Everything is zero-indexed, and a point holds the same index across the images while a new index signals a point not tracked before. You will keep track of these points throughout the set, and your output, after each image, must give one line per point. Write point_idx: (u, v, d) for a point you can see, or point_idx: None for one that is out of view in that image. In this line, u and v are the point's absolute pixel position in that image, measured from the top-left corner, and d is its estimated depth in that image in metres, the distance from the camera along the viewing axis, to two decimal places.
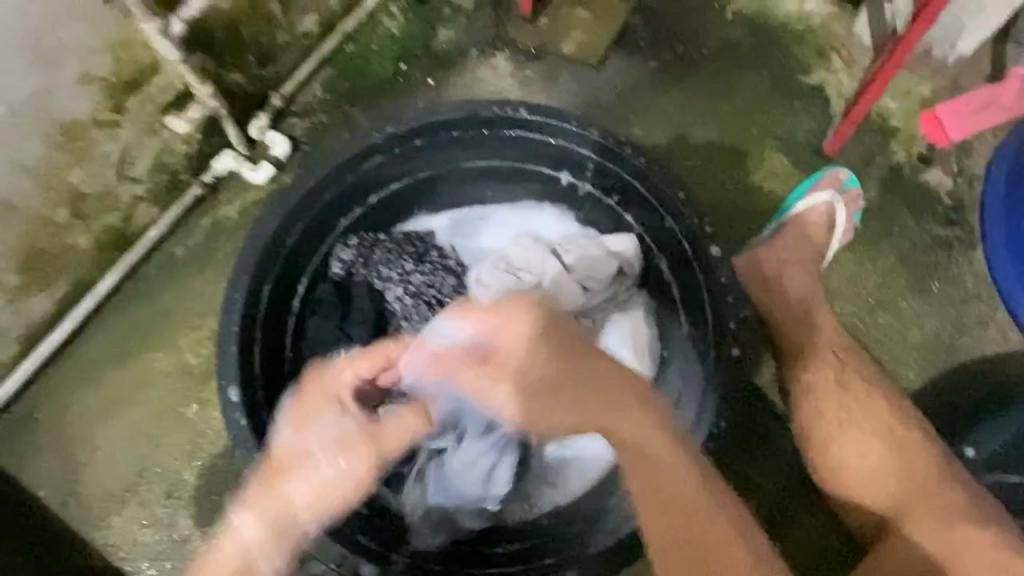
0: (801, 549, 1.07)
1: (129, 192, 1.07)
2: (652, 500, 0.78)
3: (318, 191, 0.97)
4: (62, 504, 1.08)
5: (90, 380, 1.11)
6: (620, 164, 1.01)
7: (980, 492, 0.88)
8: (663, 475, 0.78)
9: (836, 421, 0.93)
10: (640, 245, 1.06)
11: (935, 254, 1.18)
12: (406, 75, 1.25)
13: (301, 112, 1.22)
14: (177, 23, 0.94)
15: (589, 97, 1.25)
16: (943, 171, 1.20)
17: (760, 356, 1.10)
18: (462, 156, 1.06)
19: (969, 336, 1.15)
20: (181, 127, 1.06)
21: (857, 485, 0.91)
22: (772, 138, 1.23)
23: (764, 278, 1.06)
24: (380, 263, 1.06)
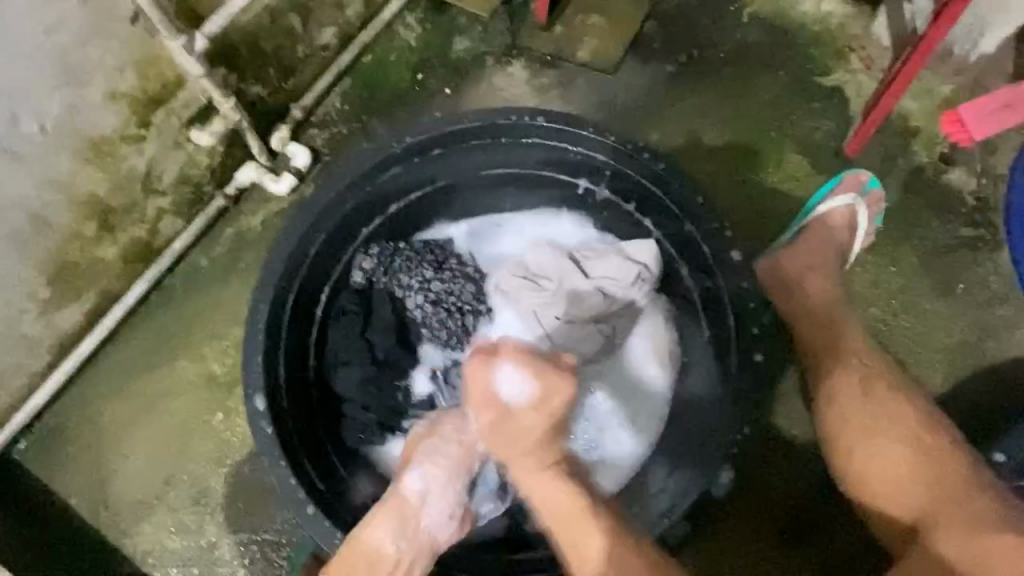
0: (828, 557, 1.05)
1: (155, 205, 1.10)
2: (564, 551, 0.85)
3: (339, 202, 0.98)
4: (93, 511, 1.11)
5: (119, 389, 1.14)
6: (635, 169, 1.00)
7: (1013, 503, 0.84)
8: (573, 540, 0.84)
9: (860, 426, 0.92)
10: (662, 251, 1.05)
11: (960, 255, 1.15)
12: (422, 84, 1.27)
13: (321, 123, 1.25)
14: (200, 40, 0.96)
15: (605, 103, 1.25)
16: (966, 171, 1.18)
17: (780, 360, 1.09)
18: (481, 164, 1.06)
19: (997, 338, 1.12)
20: (206, 140, 1.08)
21: (881, 492, 0.89)
22: (791, 140, 1.22)
23: (786, 281, 1.05)
24: (401, 270, 1.06)
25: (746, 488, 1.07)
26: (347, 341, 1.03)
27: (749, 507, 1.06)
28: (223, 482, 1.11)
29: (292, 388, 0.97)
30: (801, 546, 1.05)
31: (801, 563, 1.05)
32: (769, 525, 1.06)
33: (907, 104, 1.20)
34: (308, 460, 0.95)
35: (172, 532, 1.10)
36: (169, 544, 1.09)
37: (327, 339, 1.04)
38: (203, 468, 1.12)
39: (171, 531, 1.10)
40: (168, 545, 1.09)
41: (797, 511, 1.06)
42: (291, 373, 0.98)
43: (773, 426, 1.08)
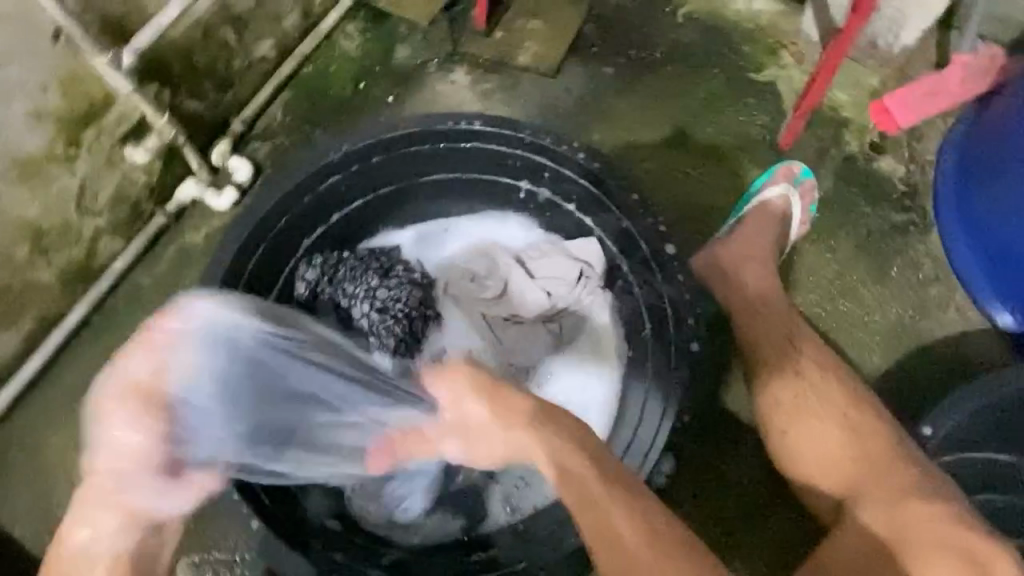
0: (780, 542, 1.06)
1: (91, 225, 1.09)
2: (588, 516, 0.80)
3: (274, 216, 0.98)
4: (38, 541, 1.08)
5: (62, 415, 1.12)
6: (570, 168, 1.02)
7: (935, 473, 0.88)
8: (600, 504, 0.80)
9: (790, 408, 0.96)
10: (604, 249, 1.06)
11: (892, 239, 1.19)
12: (365, 94, 1.26)
13: (262, 135, 1.23)
14: (127, 56, 0.95)
15: (547, 105, 1.27)
16: (895, 158, 1.22)
17: (723, 350, 1.12)
18: (421, 171, 1.07)
19: (931, 318, 1.16)
20: (139, 156, 1.08)
21: (814, 470, 0.92)
22: (728, 135, 1.25)
23: (724, 273, 1.09)
24: (345, 280, 1.04)
25: (694, 480, 1.08)
26: None
27: (698, 498, 1.08)
28: None
29: None
30: (753, 533, 1.07)
31: (751, 549, 1.06)
32: (717, 515, 1.07)
33: (836, 97, 1.24)
34: None
35: None
36: None
37: None
38: None
39: None
40: None
41: (744, 499, 1.08)
42: None
43: (716, 418, 1.10)
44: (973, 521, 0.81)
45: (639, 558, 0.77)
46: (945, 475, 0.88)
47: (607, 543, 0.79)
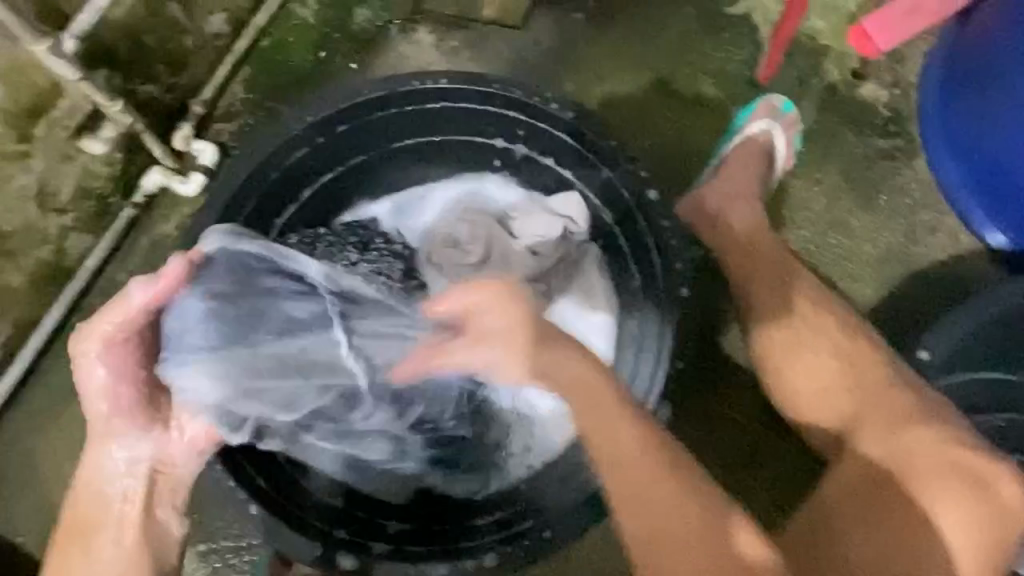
0: (782, 479, 1.07)
1: (57, 223, 1.06)
2: (647, 482, 0.78)
3: (240, 198, 0.95)
4: (43, 545, 1.08)
5: (51, 419, 1.10)
6: (549, 122, 0.98)
7: (930, 394, 0.88)
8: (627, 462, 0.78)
9: (787, 346, 0.95)
10: (586, 202, 1.03)
11: (879, 166, 1.17)
12: (327, 62, 1.20)
13: (225, 116, 1.18)
14: (67, 41, 0.91)
15: (517, 59, 1.22)
16: (877, 83, 1.18)
17: (716, 294, 1.11)
18: (393, 137, 1.03)
19: (922, 244, 1.15)
20: (98, 148, 1.03)
21: (814, 406, 0.92)
22: (705, 74, 1.21)
23: (709, 215, 1.08)
24: (323, 258, 0.99)
25: (696, 422, 1.08)
26: None
27: (698, 444, 1.07)
28: None
29: None
30: (758, 471, 1.07)
31: (755, 490, 1.07)
32: (719, 459, 1.07)
33: (815, 24, 1.20)
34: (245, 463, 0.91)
35: None
36: None
37: None
38: None
39: None
40: None
41: (745, 437, 1.08)
42: None
43: (713, 366, 1.09)
44: (971, 438, 0.82)
45: (642, 470, 0.78)
46: (941, 396, 0.88)
47: (611, 468, 0.79)
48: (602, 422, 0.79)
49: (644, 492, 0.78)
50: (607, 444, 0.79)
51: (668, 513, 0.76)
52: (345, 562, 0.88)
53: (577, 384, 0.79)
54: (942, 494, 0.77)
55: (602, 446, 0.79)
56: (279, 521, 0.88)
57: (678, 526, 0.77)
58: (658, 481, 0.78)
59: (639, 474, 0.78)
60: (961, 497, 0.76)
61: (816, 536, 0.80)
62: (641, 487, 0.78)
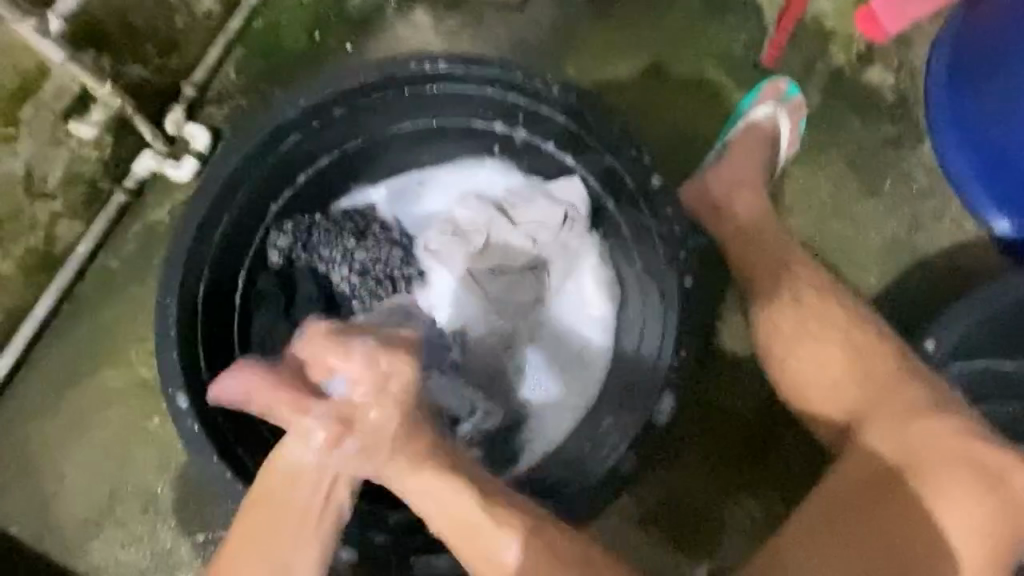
0: (783, 468, 1.06)
1: (46, 209, 1.03)
2: (537, 571, 0.79)
3: (234, 184, 0.92)
4: (37, 536, 1.07)
5: (43, 409, 1.09)
6: (548, 104, 0.95)
7: (939, 385, 0.86)
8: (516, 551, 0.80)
9: (793, 335, 0.94)
10: (587, 186, 1.01)
11: (884, 153, 1.15)
12: (322, 43, 1.17)
13: (217, 99, 1.15)
14: (54, 21, 0.89)
15: (517, 42, 1.19)
16: (884, 68, 1.16)
17: (718, 282, 1.09)
18: (390, 121, 1.01)
19: (926, 231, 1.13)
20: (88, 131, 1.01)
21: (820, 398, 0.91)
22: (709, 57, 1.18)
23: (712, 203, 1.06)
24: (320, 243, 1.01)
25: (700, 413, 1.07)
26: (269, 324, 1.00)
27: (699, 434, 1.07)
28: (172, 487, 1.07)
29: (219, 378, 0.94)
30: (760, 461, 1.06)
31: (756, 478, 1.06)
32: (720, 449, 1.06)
33: (821, 6, 1.17)
34: (243, 448, 0.92)
35: (125, 544, 1.06)
36: (124, 557, 1.06)
37: (250, 324, 1.00)
38: (148, 475, 1.07)
39: (124, 543, 1.06)
40: (122, 559, 1.06)
41: (749, 428, 1.07)
42: (214, 364, 0.94)
43: (715, 355, 1.08)
44: (979, 430, 0.81)
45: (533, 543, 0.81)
46: (950, 388, 0.87)
47: (492, 567, 0.80)
48: (488, 519, 0.81)
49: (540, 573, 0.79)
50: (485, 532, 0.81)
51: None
52: (345, 554, 0.90)
53: (509, 515, 0.81)
54: (950, 488, 0.76)
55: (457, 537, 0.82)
56: None
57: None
58: (543, 571, 0.79)
59: (526, 556, 0.80)
60: (969, 490, 0.76)
61: (774, 556, 0.80)
62: (523, 568, 0.79)
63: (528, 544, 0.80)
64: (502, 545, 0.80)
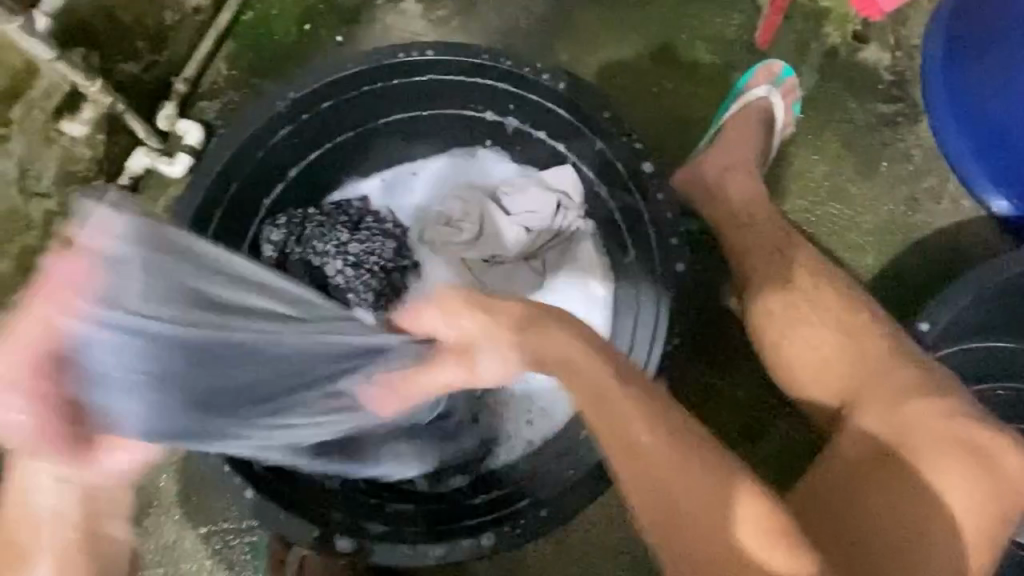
0: (780, 453, 1.06)
1: (41, 208, 1.03)
2: (637, 473, 0.71)
3: (226, 178, 0.92)
4: None
5: None
6: (538, 92, 0.94)
7: (931, 365, 0.87)
8: (640, 444, 0.71)
9: (786, 319, 0.94)
10: (581, 175, 1.01)
11: (880, 133, 1.14)
12: (311, 36, 1.17)
13: (211, 94, 1.15)
14: (40, 19, 0.90)
15: (507, 29, 1.18)
16: (880, 47, 1.15)
17: (714, 267, 1.09)
18: (379, 114, 1.01)
19: (924, 212, 1.12)
20: (79, 131, 1.03)
21: (811, 378, 0.91)
22: (702, 39, 1.17)
23: (707, 187, 1.06)
24: (313, 237, 0.99)
25: (692, 402, 1.07)
26: None
27: (698, 419, 1.07)
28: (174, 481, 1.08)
29: None
30: (755, 444, 1.06)
31: (754, 463, 1.06)
32: (722, 433, 1.06)
33: None
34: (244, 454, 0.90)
35: None
36: None
37: None
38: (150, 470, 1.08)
39: None
40: None
41: (745, 414, 1.07)
42: None
43: (710, 340, 1.08)
44: (971, 410, 0.81)
45: (665, 468, 0.70)
46: (941, 367, 0.87)
47: (621, 452, 0.72)
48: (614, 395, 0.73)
49: (645, 481, 0.71)
50: (680, 476, 0.70)
51: (687, 497, 0.69)
52: (343, 543, 0.87)
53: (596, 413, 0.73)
54: (948, 469, 0.76)
55: (588, 400, 0.74)
56: (291, 516, 0.87)
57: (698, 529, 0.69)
58: (688, 473, 0.70)
59: (618, 451, 0.72)
60: (963, 471, 0.76)
61: (820, 502, 0.79)
62: (676, 473, 0.70)
63: (606, 428, 0.73)
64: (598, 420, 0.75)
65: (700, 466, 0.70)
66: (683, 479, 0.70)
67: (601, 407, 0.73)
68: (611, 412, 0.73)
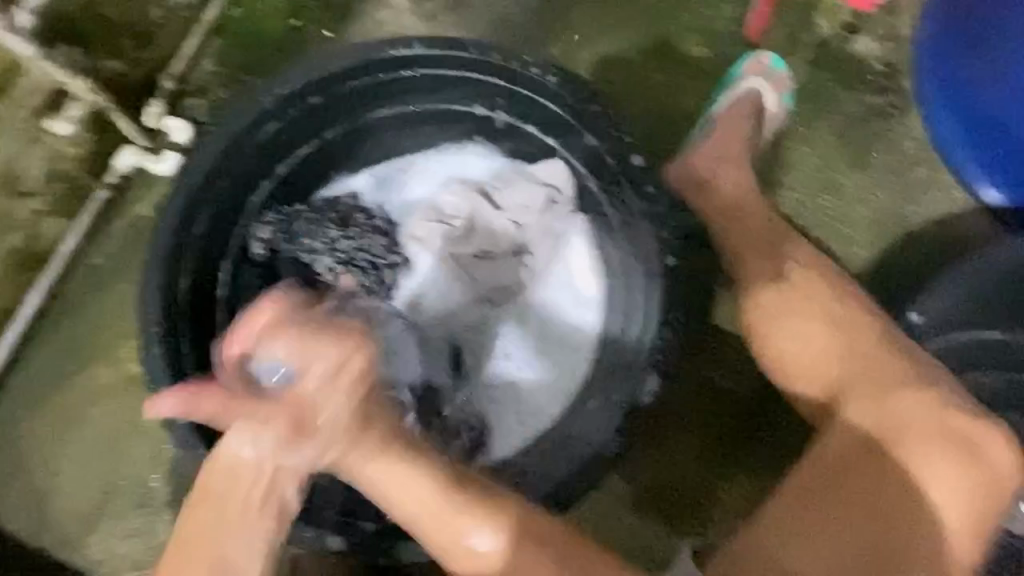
0: (776, 445, 1.06)
1: (27, 208, 1.03)
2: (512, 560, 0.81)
3: (213, 177, 0.91)
4: (35, 533, 1.07)
5: (37, 407, 1.09)
6: (526, 86, 0.94)
7: (923, 358, 0.86)
8: (520, 527, 0.81)
9: (779, 313, 0.93)
10: (571, 169, 1.00)
11: (871, 124, 1.14)
12: (299, 31, 1.16)
13: (199, 91, 1.14)
14: (23, 15, 0.93)
15: (497, 23, 1.18)
16: (870, 38, 1.14)
17: (706, 260, 1.09)
18: (368, 108, 0.99)
19: (916, 203, 1.12)
20: (65, 128, 1.02)
21: (804, 371, 0.90)
22: (692, 31, 1.16)
23: (698, 180, 1.06)
24: (303, 234, 0.99)
25: (685, 396, 1.07)
26: None
27: (691, 412, 1.07)
28: (167, 480, 1.07)
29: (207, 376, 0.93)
30: (749, 436, 1.06)
31: (750, 454, 1.06)
32: (715, 424, 1.06)
33: None
34: None
35: (123, 538, 1.07)
36: (121, 551, 1.07)
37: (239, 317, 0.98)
38: (143, 470, 1.08)
39: (122, 537, 1.07)
40: (120, 552, 1.07)
41: (738, 407, 1.07)
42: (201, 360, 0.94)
43: (703, 333, 1.08)
44: (961, 401, 0.81)
45: (522, 557, 0.81)
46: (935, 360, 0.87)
47: (422, 518, 0.82)
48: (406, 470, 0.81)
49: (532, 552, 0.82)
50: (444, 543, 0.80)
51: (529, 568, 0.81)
52: (335, 542, 0.88)
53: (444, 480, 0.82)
54: (933, 460, 0.77)
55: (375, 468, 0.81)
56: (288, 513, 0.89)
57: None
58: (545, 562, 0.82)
59: (507, 529, 0.82)
60: (947, 463, 0.76)
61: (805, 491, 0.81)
62: (546, 553, 0.81)
63: (411, 497, 0.81)
64: (383, 479, 0.81)
65: (548, 550, 0.81)
66: (542, 564, 0.81)
67: (394, 464, 0.81)
68: (391, 477, 0.82)
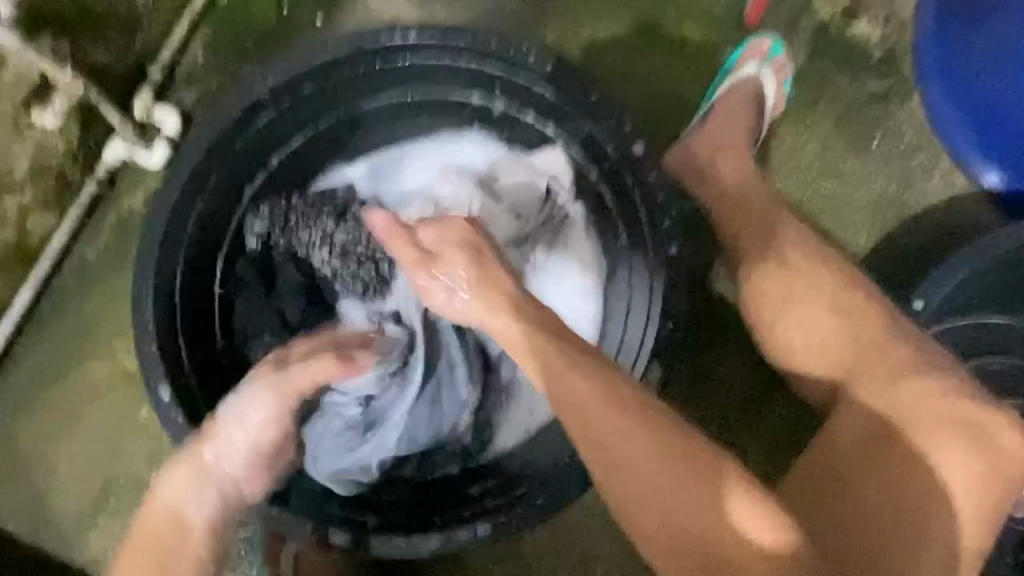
0: (775, 432, 1.06)
1: (16, 204, 1.00)
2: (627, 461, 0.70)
3: (205, 170, 0.90)
4: (32, 532, 1.06)
5: (31, 405, 1.08)
6: (524, 74, 0.92)
7: (929, 345, 0.86)
8: (638, 436, 0.69)
9: (780, 300, 0.93)
10: (570, 159, 0.99)
11: (871, 109, 1.13)
12: (290, 17, 1.13)
13: (187, 81, 1.12)
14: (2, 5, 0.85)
15: (493, 8, 1.15)
16: (871, 21, 1.13)
17: (706, 247, 1.08)
18: (362, 98, 0.98)
19: (916, 188, 1.11)
20: (51, 122, 0.98)
21: (806, 358, 0.91)
22: (691, 15, 1.14)
23: (698, 167, 1.05)
24: (299, 227, 0.97)
25: (686, 385, 1.07)
26: (253, 311, 0.97)
27: (692, 400, 1.07)
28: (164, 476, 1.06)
29: (202, 373, 0.92)
30: (749, 423, 1.06)
31: (749, 442, 1.06)
32: (716, 412, 1.06)
33: None
34: None
35: (122, 535, 1.06)
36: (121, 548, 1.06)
37: (234, 312, 0.98)
38: (140, 466, 1.07)
39: (121, 534, 1.06)
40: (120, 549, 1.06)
41: (739, 395, 1.07)
42: (196, 355, 0.92)
43: (702, 321, 1.07)
44: (967, 387, 0.80)
45: (642, 450, 0.69)
46: (941, 347, 0.87)
47: (563, 401, 0.72)
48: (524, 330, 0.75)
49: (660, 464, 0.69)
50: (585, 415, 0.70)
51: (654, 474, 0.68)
52: (339, 538, 0.87)
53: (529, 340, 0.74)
54: (943, 448, 0.75)
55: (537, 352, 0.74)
56: (286, 510, 0.87)
57: (683, 508, 0.67)
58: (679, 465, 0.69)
59: (612, 428, 0.70)
60: (958, 450, 0.75)
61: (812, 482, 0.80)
62: (683, 456, 0.69)
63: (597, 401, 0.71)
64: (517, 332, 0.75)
65: (679, 449, 0.69)
66: (667, 478, 0.68)
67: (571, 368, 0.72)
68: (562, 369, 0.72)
